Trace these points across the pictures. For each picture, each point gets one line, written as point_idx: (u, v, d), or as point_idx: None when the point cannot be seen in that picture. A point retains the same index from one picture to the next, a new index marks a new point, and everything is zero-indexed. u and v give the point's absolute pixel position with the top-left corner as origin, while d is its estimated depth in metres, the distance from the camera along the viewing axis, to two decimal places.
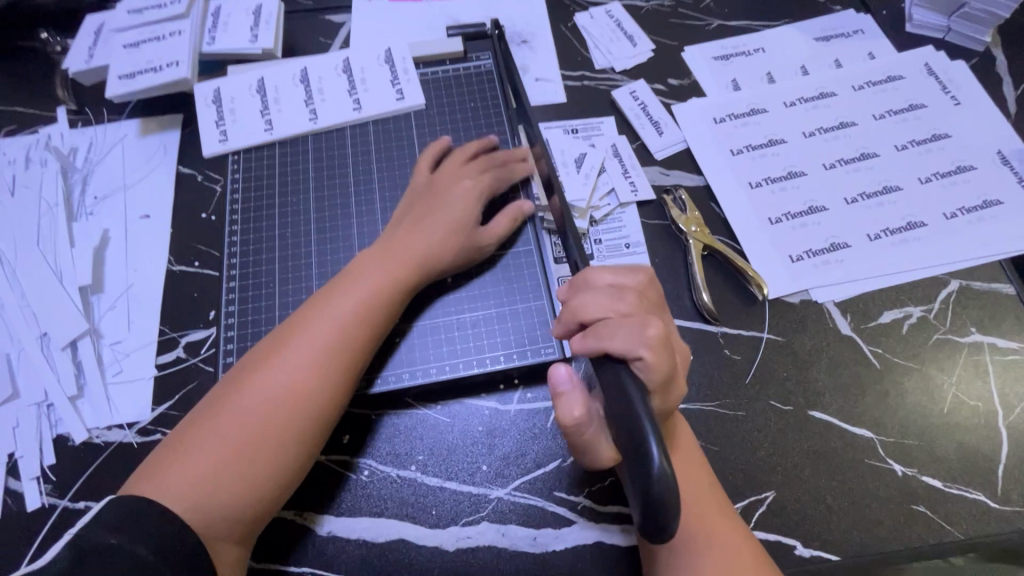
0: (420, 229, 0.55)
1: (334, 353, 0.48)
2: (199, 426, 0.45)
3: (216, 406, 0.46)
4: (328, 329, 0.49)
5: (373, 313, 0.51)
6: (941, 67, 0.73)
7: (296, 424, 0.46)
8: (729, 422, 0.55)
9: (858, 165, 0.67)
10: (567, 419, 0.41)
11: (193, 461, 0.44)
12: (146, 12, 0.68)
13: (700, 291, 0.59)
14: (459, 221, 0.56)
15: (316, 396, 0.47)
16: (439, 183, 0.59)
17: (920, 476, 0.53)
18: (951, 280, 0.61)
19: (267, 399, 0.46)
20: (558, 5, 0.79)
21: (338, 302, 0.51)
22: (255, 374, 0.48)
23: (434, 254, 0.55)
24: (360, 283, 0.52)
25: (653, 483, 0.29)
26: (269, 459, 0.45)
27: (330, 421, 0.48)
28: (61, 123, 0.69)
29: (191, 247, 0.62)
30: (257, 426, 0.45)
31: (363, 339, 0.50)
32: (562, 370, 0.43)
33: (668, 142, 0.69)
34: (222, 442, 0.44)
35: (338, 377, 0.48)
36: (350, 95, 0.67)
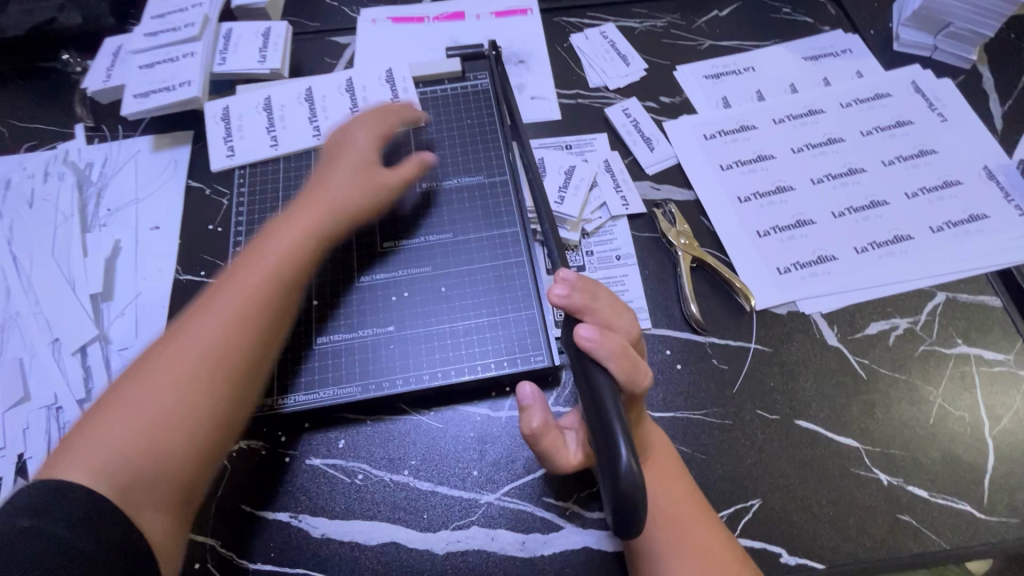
0: (330, 178, 0.60)
1: (258, 306, 0.51)
2: (116, 398, 0.45)
3: (133, 375, 0.46)
4: (248, 285, 0.51)
5: (293, 264, 0.54)
6: (928, 84, 0.75)
7: (221, 376, 0.47)
8: (716, 430, 0.56)
9: (845, 179, 0.69)
10: (527, 428, 0.48)
11: (107, 428, 0.43)
12: (161, 35, 0.72)
13: (689, 302, 0.61)
14: (368, 165, 0.61)
15: (240, 348, 0.49)
16: (342, 134, 0.64)
17: (906, 486, 0.53)
18: (938, 292, 0.62)
19: (187, 356, 0.47)
20: (554, 26, 0.82)
21: (254, 263, 0.53)
22: (172, 338, 0.48)
23: (345, 202, 0.58)
24: (271, 242, 0.55)
25: (622, 483, 0.33)
26: (186, 410, 0.45)
27: (257, 370, 0.49)
28: (78, 140, 0.72)
29: (198, 258, 0.64)
30: (177, 382, 0.46)
31: (275, 286, 0.52)
32: (526, 388, 0.51)
33: (659, 157, 0.71)
34: (144, 403, 0.44)
35: (260, 326, 0.50)
36: (352, 114, 0.70)
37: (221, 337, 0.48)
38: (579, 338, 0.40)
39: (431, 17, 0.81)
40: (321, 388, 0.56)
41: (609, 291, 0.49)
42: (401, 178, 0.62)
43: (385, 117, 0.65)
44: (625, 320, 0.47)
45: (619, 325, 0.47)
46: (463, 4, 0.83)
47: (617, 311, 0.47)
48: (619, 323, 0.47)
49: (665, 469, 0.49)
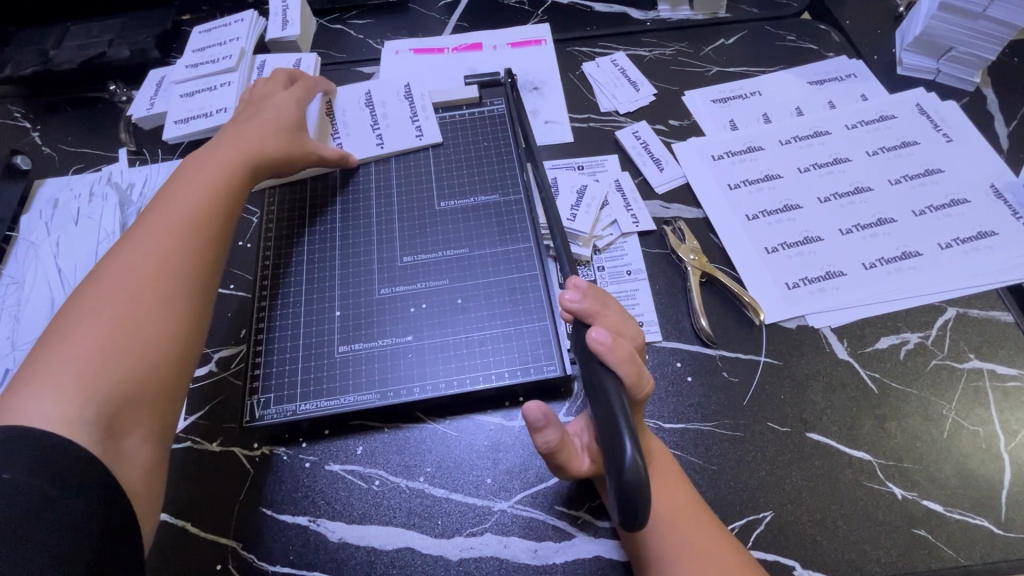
0: (241, 134, 0.66)
1: (182, 234, 0.57)
2: (65, 333, 0.50)
3: (75, 312, 0.51)
4: (167, 219, 0.58)
5: (216, 196, 0.61)
6: (932, 107, 0.77)
7: (165, 293, 0.54)
8: (727, 442, 0.57)
9: (852, 198, 0.70)
10: (545, 449, 0.46)
11: (59, 363, 0.47)
12: (201, 67, 0.77)
13: (698, 316, 0.62)
14: (285, 123, 0.68)
15: (178, 265, 0.55)
16: (256, 100, 0.71)
17: (920, 500, 0.53)
18: (948, 308, 0.63)
19: (128, 283, 0.53)
20: (567, 55, 0.86)
21: (161, 208, 0.59)
22: (110, 274, 0.54)
23: (265, 148, 0.66)
24: (177, 192, 0.60)
25: (627, 477, 0.34)
26: (136, 339, 0.51)
27: (194, 281, 0.56)
28: (122, 162, 0.78)
29: (228, 272, 0.68)
30: (126, 304, 0.52)
31: (201, 228, 0.58)
32: (536, 408, 0.46)
33: (669, 177, 0.73)
34: (95, 329, 0.50)
35: (192, 247, 0.57)
36: (373, 131, 0.74)
37: (156, 258, 0.55)
38: (592, 343, 0.42)
39: (450, 48, 0.86)
40: (341, 395, 0.58)
41: (616, 301, 0.51)
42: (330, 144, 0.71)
43: (286, 90, 0.72)
44: (632, 330, 0.49)
45: (627, 333, 0.48)
46: (481, 36, 0.88)
47: (624, 320, 0.49)
48: (627, 332, 0.48)
49: (668, 479, 0.50)
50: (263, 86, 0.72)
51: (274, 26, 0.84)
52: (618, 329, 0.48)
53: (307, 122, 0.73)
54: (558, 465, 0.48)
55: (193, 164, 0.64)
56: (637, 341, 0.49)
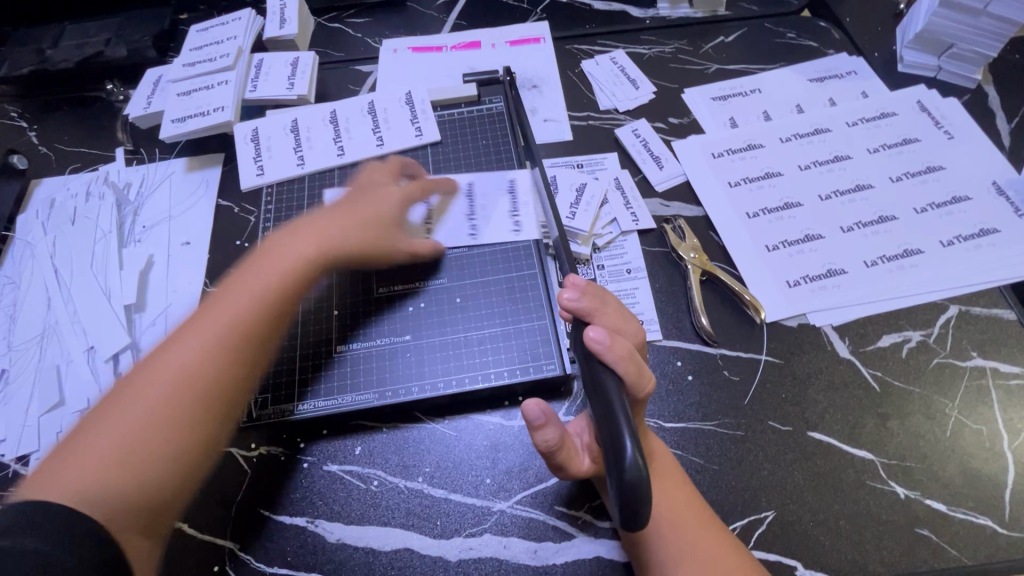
0: (333, 215, 0.60)
1: (235, 331, 0.50)
2: (99, 423, 0.46)
3: (113, 404, 0.47)
4: (225, 309, 0.51)
5: (277, 297, 0.53)
6: (933, 104, 0.77)
7: (199, 400, 0.47)
8: (729, 441, 0.56)
9: (853, 196, 0.70)
10: (545, 448, 0.45)
11: (87, 456, 0.44)
12: (198, 65, 0.77)
13: (699, 314, 0.62)
14: (382, 222, 0.61)
15: (219, 366, 0.49)
16: (373, 184, 0.64)
17: (923, 499, 0.53)
18: (950, 305, 0.62)
19: (167, 382, 0.47)
20: (566, 53, 0.86)
21: (223, 294, 0.53)
22: (155, 364, 0.49)
23: (343, 246, 0.58)
24: (242, 277, 0.54)
25: (628, 476, 0.34)
26: (163, 449, 0.45)
27: (236, 389, 0.50)
28: (119, 162, 0.77)
29: (225, 271, 0.68)
30: (158, 409, 0.46)
31: (257, 331, 0.51)
32: (535, 406, 0.45)
33: (668, 175, 0.73)
34: (122, 430, 0.45)
35: (242, 355, 0.50)
36: (374, 133, 0.73)
37: (200, 354, 0.49)
38: (590, 343, 0.41)
39: (449, 46, 0.86)
40: (339, 395, 0.58)
41: (616, 299, 0.51)
42: (412, 240, 0.63)
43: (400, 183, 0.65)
44: (632, 327, 0.49)
45: (626, 330, 0.48)
46: (479, 34, 0.88)
47: (623, 317, 0.49)
48: (627, 330, 0.48)
49: (672, 481, 0.50)
50: (376, 174, 0.65)
51: (272, 25, 0.83)
52: (617, 327, 0.47)
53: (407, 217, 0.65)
54: (558, 465, 0.47)
55: (276, 246, 0.57)
56: (638, 338, 0.49)
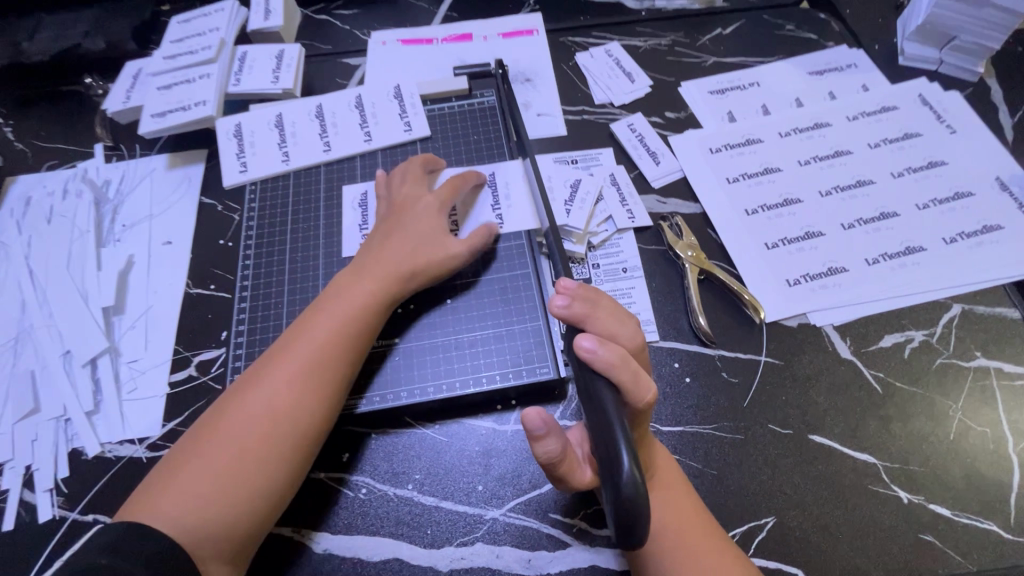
0: (391, 245, 0.58)
1: (309, 388, 0.50)
2: (183, 461, 0.48)
3: (210, 432, 0.49)
4: (298, 362, 0.51)
5: (353, 329, 0.54)
6: (935, 97, 0.75)
7: (274, 456, 0.48)
8: (728, 444, 0.55)
9: (854, 192, 0.68)
10: (546, 460, 0.42)
11: (184, 483, 0.46)
12: (179, 58, 0.74)
13: (696, 314, 0.60)
14: (438, 244, 0.58)
15: (292, 423, 0.49)
16: (420, 201, 0.61)
17: (927, 504, 0.51)
18: (953, 304, 0.61)
19: (246, 436, 0.48)
20: (560, 45, 0.84)
21: (296, 343, 0.53)
22: (234, 412, 0.50)
23: (402, 273, 0.56)
24: (314, 323, 0.54)
25: (623, 491, 0.32)
26: (250, 481, 0.47)
27: (307, 444, 0.50)
28: (98, 158, 0.75)
29: (208, 272, 0.66)
30: (236, 462, 0.47)
31: (335, 365, 0.52)
32: (538, 417, 0.41)
33: (665, 171, 0.71)
34: (203, 479, 0.46)
35: (320, 391, 0.51)
36: (361, 128, 0.71)
37: (275, 409, 0.49)
38: (579, 351, 0.39)
39: (439, 38, 0.84)
40: None
41: (613, 301, 0.48)
42: (468, 244, 0.59)
43: (446, 194, 0.62)
44: (629, 330, 0.46)
45: (622, 334, 0.46)
46: (471, 26, 0.85)
47: (619, 320, 0.46)
48: (623, 333, 0.46)
49: (672, 489, 0.48)
50: (411, 187, 0.62)
51: (256, 16, 0.81)
52: (612, 331, 0.45)
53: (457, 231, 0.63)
54: (557, 475, 0.44)
55: (349, 276, 0.57)
56: (637, 341, 0.47)
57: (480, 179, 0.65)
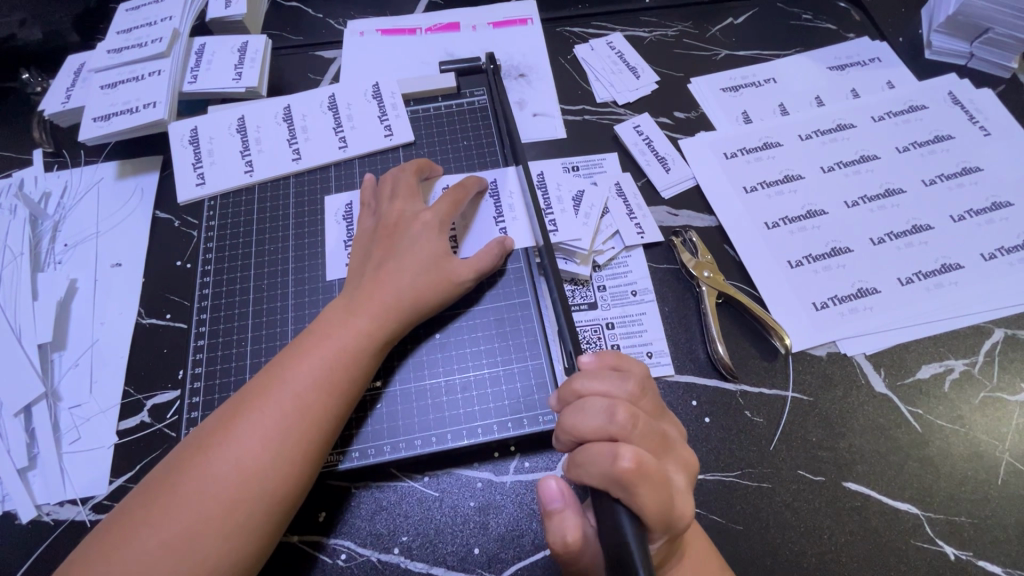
0: (389, 274, 0.50)
1: (288, 443, 0.42)
2: (135, 518, 0.39)
3: (169, 485, 0.40)
4: (276, 412, 0.43)
5: (346, 371, 0.46)
6: (967, 96, 0.69)
7: (240, 526, 0.40)
8: (753, 495, 0.48)
9: (883, 202, 0.62)
10: (560, 542, 0.37)
11: (136, 547, 0.38)
12: (126, 52, 0.65)
13: (715, 343, 0.54)
14: (441, 269, 0.51)
15: (265, 486, 0.41)
16: (420, 218, 0.53)
17: (976, 561, 0.46)
18: (994, 329, 0.55)
19: (207, 501, 0.40)
20: (557, 36, 0.76)
21: (273, 387, 0.44)
22: (193, 470, 0.41)
23: (404, 304, 0.49)
24: (297, 363, 0.45)
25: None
26: (214, 550, 0.39)
27: (281, 510, 0.42)
28: (36, 167, 0.66)
29: (163, 299, 0.58)
30: (192, 534, 0.39)
31: (325, 413, 0.44)
32: (553, 486, 0.39)
33: (676, 179, 0.64)
34: (150, 554, 0.38)
35: (307, 444, 0.43)
36: (336, 133, 0.63)
37: (245, 470, 0.41)
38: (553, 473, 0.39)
39: (424, 28, 0.75)
40: None
41: (592, 380, 0.41)
42: (474, 269, 0.52)
43: (449, 210, 0.54)
44: (600, 413, 0.39)
45: (589, 423, 0.39)
46: (458, 14, 0.77)
47: (599, 410, 0.39)
48: (593, 421, 0.39)
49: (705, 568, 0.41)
50: (405, 203, 0.55)
51: (216, 3, 0.72)
52: (578, 429, 0.39)
53: (458, 248, 0.56)
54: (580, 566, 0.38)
55: (343, 303, 0.49)
56: (617, 419, 0.38)
57: (483, 190, 0.58)
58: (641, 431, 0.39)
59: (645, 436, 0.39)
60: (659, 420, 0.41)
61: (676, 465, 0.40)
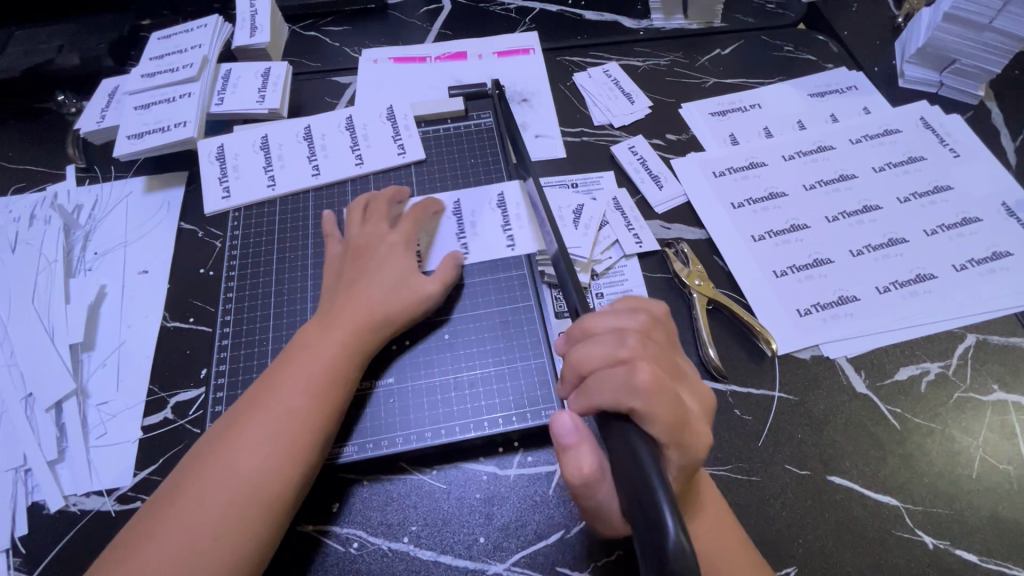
0: (364, 288, 0.54)
1: (293, 436, 0.46)
2: (159, 514, 0.43)
3: (189, 482, 0.44)
4: (280, 411, 0.47)
5: (340, 372, 0.50)
6: (937, 121, 0.74)
7: (252, 530, 0.43)
8: (744, 487, 0.51)
9: (861, 217, 0.66)
10: (577, 475, 0.38)
11: (163, 539, 0.41)
12: (158, 76, 0.70)
13: (707, 346, 0.57)
14: (407, 282, 0.55)
15: (276, 475, 0.45)
16: (380, 241, 0.57)
17: (953, 549, 0.49)
18: (967, 334, 0.59)
19: (225, 493, 0.43)
20: (557, 65, 0.82)
21: (274, 390, 0.48)
22: (209, 466, 0.44)
23: (383, 313, 0.53)
24: (291, 369, 0.49)
25: (670, 552, 0.29)
26: (237, 536, 0.42)
27: (288, 510, 0.45)
28: (69, 181, 0.70)
29: (187, 303, 0.61)
30: (215, 522, 0.42)
31: (325, 408, 0.48)
32: (566, 418, 0.40)
33: (669, 195, 0.68)
34: (178, 544, 0.41)
35: (310, 435, 0.47)
36: (352, 151, 0.68)
37: (258, 462, 0.45)
38: (563, 416, 0.40)
39: (433, 57, 0.81)
40: None
41: (604, 316, 0.44)
42: (441, 281, 0.57)
43: (404, 232, 0.59)
44: (611, 342, 0.41)
45: (599, 350, 0.41)
46: (466, 44, 0.83)
47: (611, 340, 0.41)
48: (603, 350, 0.41)
49: (720, 525, 0.44)
50: (370, 228, 0.59)
51: (242, 33, 0.77)
52: (587, 356, 0.41)
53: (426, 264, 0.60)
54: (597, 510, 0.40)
55: (325, 317, 0.53)
56: (629, 344, 0.41)
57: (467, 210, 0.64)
58: (653, 357, 0.41)
59: (658, 360, 0.41)
60: (672, 352, 0.44)
61: (691, 393, 0.43)
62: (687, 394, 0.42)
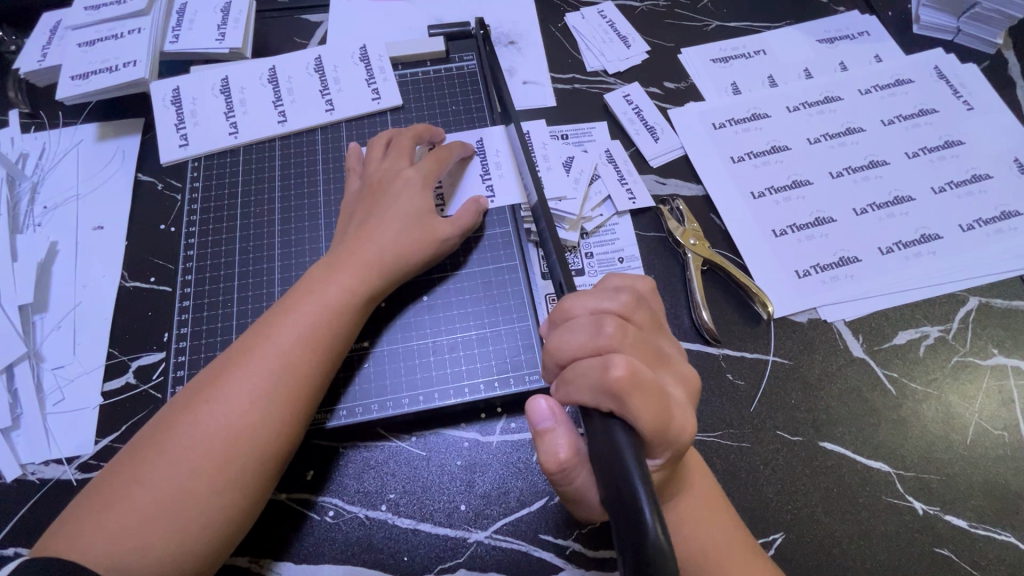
0: (372, 230, 0.50)
1: (286, 381, 0.43)
2: (147, 452, 0.40)
3: (176, 421, 0.41)
4: (271, 354, 0.43)
5: (336, 316, 0.46)
6: (952, 70, 0.70)
7: (232, 479, 0.40)
8: (734, 454, 0.50)
9: (867, 173, 0.63)
10: (553, 461, 0.37)
11: (149, 479, 0.39)
12: (103, 9, 0.63)
13: (700, 309, 0.55)
14: (420, 226, 0.51)
15: (269, 419, 0.42)
16: (393, 178, 0.52)
17: (943, 516, 0.48)
18: (969, 297, 0.57)
19: (214, 435, 0.41)
20: (547, 4, 0.75)
21: (267, 333, 0.45)
22: (196, 408, 0.41)
23: (389, 259, 0.49)
24: (285, 314, 0.45)
25: (649, 548, 0.27)
26: (228, 477, 0.40)
27: (274, 459, 0.42)
28: (12, 127, 0.64)
29: (146, 262, 0.57)
30: (205, 462, 0.40)
31: (319, 353, 0.45)
32: (541, 404, 0.39)
33: (665, 148, 0.64)
34: (165, 482, 0.39)
35: (304, 379, 0.44)
36: (322, 96, 0.62)
37: (250, 404, 0.42)
38: (536, 406, 0.39)
39: None
40: None
41: (581, 296, 0.40)
42: (458, 226, 0.53)
43: (426, 168, 0.53)
44: (586, 329, 0.38)
45: (573, 341, 0.38)
46: None
47: (589, 325, 0.38)
48: (580, 339, 0.38)
49: (707, 501, 0.43)
50: (390, 163, 0.54)
51: None
52: (563, 347, 0.38)
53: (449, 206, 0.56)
54: (574, 495, 0.40)
55: (328, 259, 0.49)
56: (604, 332, 0.37)
57: (474, 157, 0.58)
58: (630, 342, 0.37)
59: (636, 346, 0.37)
60: (656, 335, 0.40)
61: (676, 381, 0.39)
62: (671, 380, 0.39)
